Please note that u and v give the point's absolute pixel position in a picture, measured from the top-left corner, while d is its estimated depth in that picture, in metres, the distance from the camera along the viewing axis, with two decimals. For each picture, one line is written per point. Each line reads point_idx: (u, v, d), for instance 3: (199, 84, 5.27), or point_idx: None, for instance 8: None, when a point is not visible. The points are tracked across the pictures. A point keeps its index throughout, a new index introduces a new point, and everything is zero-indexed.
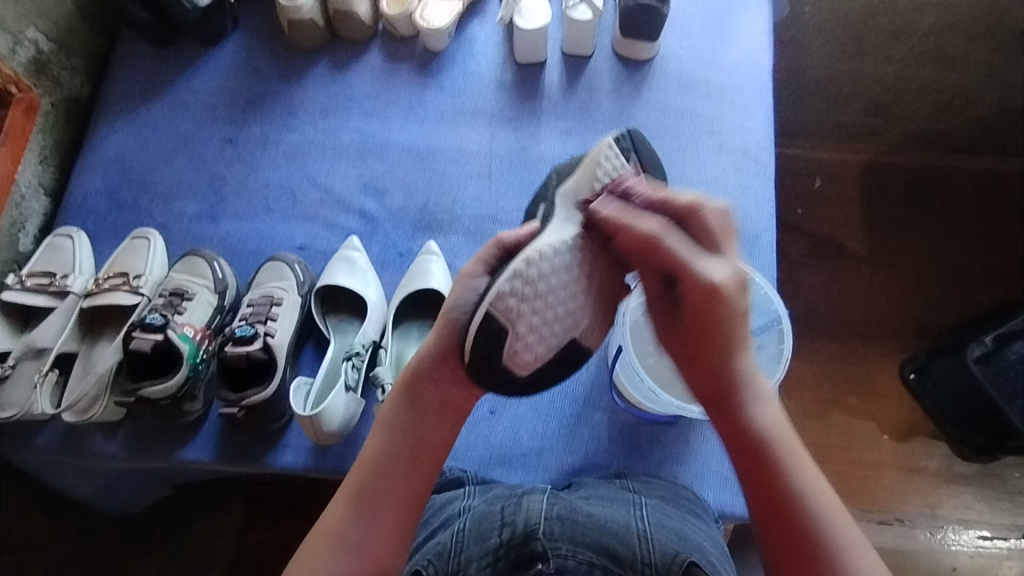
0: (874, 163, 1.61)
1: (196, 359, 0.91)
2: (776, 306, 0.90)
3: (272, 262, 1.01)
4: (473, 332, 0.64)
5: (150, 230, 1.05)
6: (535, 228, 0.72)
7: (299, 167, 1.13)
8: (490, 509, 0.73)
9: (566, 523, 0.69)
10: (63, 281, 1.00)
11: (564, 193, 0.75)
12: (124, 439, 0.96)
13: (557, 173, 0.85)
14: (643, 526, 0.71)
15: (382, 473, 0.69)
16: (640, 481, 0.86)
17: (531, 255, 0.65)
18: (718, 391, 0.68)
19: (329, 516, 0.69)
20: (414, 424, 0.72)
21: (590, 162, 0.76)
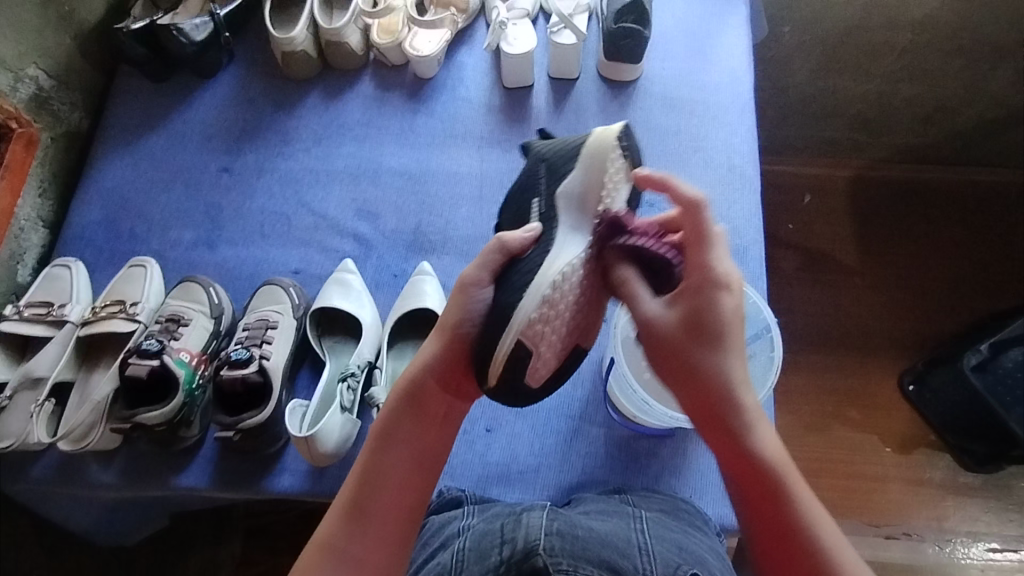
0: (861, 177, 1.64)
1: (192, 384, 0.92)
2: (765, 315, 0.92)
3: (268, 287, 1.02)
4: (498, 356, 0.65)
5: (147, 258, 1.07)
6: (535, 228, 0.73)
7: (294, 192, 1.15)
8: (490, 527, 0.72)
9: (566, 538, 0.66)
10: (60, 310, 1.01)
11: (565, 193, 0.75)
12: (120, 468, 0.95)
13: (546, 161, 0.80)
14: (644, 539, 0.71)
15: (379, 484, 0.69)
16: (640, 496, 0.86)
17: (556, 279, 0.67)
18: (714, 404, 0.67)
19: (326, 525, 0.69)
20: (418, 435, 0.72)
21: (595, 158, 0.75)
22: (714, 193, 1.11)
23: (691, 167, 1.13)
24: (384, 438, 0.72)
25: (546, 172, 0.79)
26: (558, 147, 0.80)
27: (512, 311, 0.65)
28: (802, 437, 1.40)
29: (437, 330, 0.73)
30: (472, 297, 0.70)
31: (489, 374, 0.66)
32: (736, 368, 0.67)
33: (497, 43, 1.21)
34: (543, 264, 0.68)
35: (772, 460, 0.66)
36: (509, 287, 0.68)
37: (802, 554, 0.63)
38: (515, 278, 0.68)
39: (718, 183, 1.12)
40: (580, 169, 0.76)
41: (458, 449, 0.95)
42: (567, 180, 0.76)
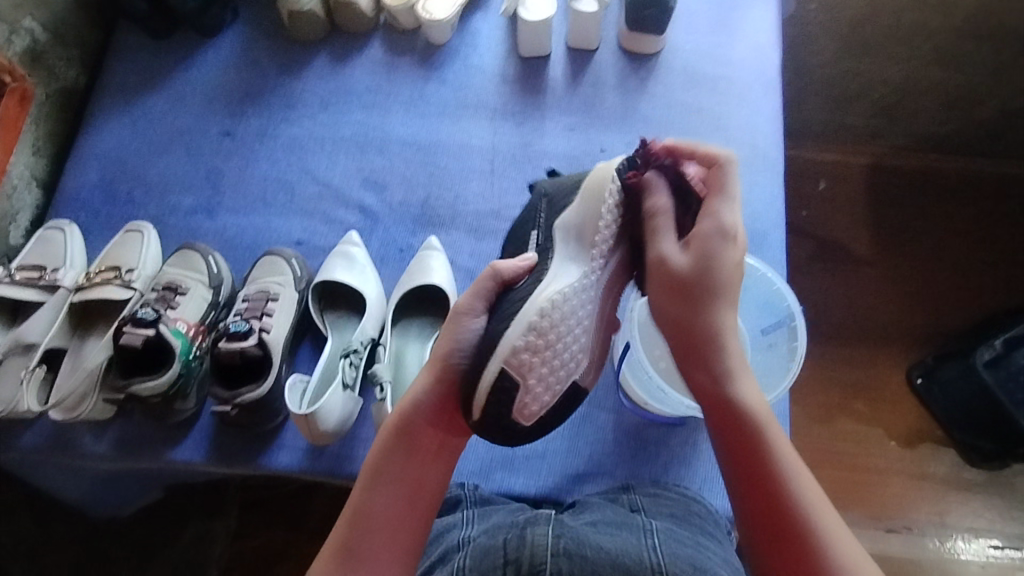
0: (881, 165, 1.58)
1: (189, 356, 0.89)
2: (789, 302, 0.89)
3: (269, 257, 0.98)
4: (481, 388, 0.61)
5: (144, 223, 1.02)
6: (532, 259, 0.70)
7: (298, 160, 1.10)
8: (492, 543, 0.69)
9: (574, 560, 0.65)
10: (54, 275, 0.97)
11: (562, 225, 0.71)
12: (113, 438, 0.93)
13: (547, 197, 0.80)
14: (656, 558, 0.67)
15: (371, 517, 0.66)
16: (648, 496, 0.83)
17: (544, 305, 0.63)
18: (703, 348, 0.66)
19: (317, 572, 0.65)
20: (410, 470, 0.69)
21: (593, 194, 0.72)
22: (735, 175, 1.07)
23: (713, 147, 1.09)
24: (375, 475, 0.68)
25: (546, 207, 0.79)
26: (561, 184, 0.80)
27: (497, 340, 0.62)
28: (807, 427, 1.38)
29: (428, 365, 0.70)
30: (461, 327, 0.68)
31: (473, 407, 0.62)
32: (729, 318, 0.67)
33: (514, 9, 1.15)
34: (529, 295, 0.65)
35: (755, 409, 0.65)
36: (498, 317, 0.65)
37: (781, 508, 0.61)
38: (504, 308, 0.66)
39: (740, 164, 1.07)
40: (579, 202, 0.72)
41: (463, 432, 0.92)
42: (566, 213, 0.72)
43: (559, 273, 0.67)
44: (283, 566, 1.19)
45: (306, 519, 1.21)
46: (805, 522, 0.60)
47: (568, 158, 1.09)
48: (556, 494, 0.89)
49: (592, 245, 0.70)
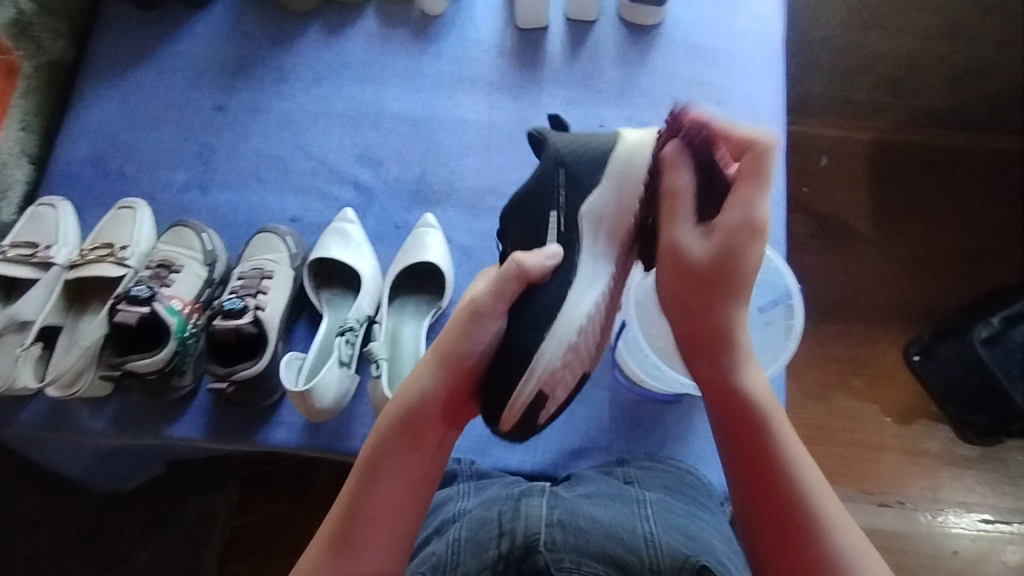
0: (884, 141, 1.56)
1: (184, 333, 0.88)
2: (788, 280, 0.88)
3: (263, 235, 0.98)
4: (514, 404, 0.63)
5: (136, 200, 1.02)
6: (559, 256, 0.68)
7: (292, 135, 1.09)
8: (488, 514, 0.71)
9: (568, 530, 0.67)
10: (47, 252, 0.96)
11: (590, 212, 0.70)
12: (111, 415, 0.93)
13: (567, 167, 0.71)
14: (649, 529, 0.69)
15: (369, 508, 0.66)
16: (642, 468, 0.84)
17: (579, 323, 0.65)
18: (714, 346, 0.67)
19: (316, 555, 0.66)
20: (413, 462, 0.68)
21: (621, 175, 0.70)
22: None
23: None
24: (374, 468, 0.67)
25: (565, 181, 0.71)
26: (582, 152, 0.72)
27: (533, 355, 0.63)
28: (803, 404, 1.39)
29: (436, 354, 0.68)
30: (479, 326, 0.65)
31: (505, 420, 0.64)
32: (742, 310, 0.67)
33: None
34: (563, 304, 0.65)
35: (762, 406, 0.67)
36: (528, 325, 0.65)
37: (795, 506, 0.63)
38: (533, 314, 0.65)
39: None
40: (611, 189, 0.70)
41: None
42: (593, 200, 0.70)
43: (587, 274, 0.68)
44: (283, 539, 1.21)
45: (306, 493, 1.23)
46: (808, 514, 0.62)
47: None
48: (552, 470, 0.90)
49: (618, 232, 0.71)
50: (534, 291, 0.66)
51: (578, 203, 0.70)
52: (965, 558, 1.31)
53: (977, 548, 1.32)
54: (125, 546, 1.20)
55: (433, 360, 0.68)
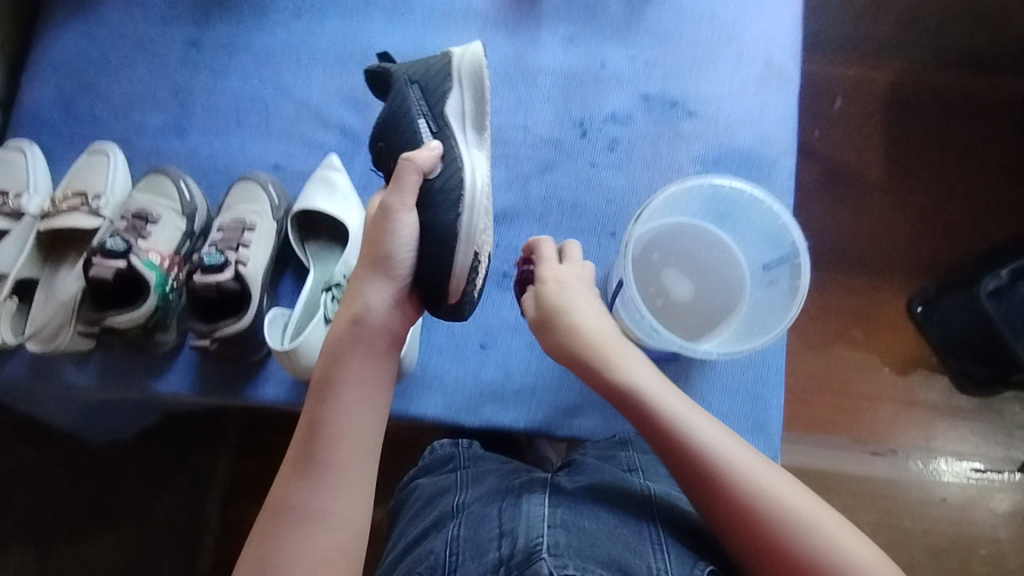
0: (904, 82, 1.47)
1: (164, 289, 0.85)
2: (795, 238, 0.82)
3: (244, 183, 0.93)
4: (456, 273, 0.68)
5: (108, 144, 0.96)
6: (440, 146, 0.71)
7: (272, 75, 1.02)
8: (487, 513, 0.69)
9: (572, 530, 0.65)
10: (17, 201, 0.92)
11: (453, 114, 0.74)
12: (96, 368, 0.91)
13: (417, 82, 0.76)
14: (654, 530, 0.69)
15: (333, 424, 0.66)
16: (647, 453, 0.82)
17: (487, 192, 0.71)
18: (582, 363, 0.76)
19: (280, 484, 0.65)
20: (364, 372, 0.69)
21: (469, 79, 0.76)
22: (745, 94, 0.99)
23: (723, 63, 1.00)
24: (327, 382, 0.68)
25: (420, 93, 0.75)
26: (429, 68, 0.76)
27: (454, 229, 0.67)
28: (803, 354, 1.37)
29: (371, 266, 0.69)
30: (395, 223, 0.67)
31: (450, 292, 0.69)
32: (587, 323, 0.78)
33: None
34: (460, 184, 0.69)
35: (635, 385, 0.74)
36: (440, 207, 0.68)
37: (711, 481, 0.67)
38: (437, 196, 0.69)
39: (752, 82, 0.99)
40: (463, 89, 0.76)
41: (450, 366, 0.90)
42: (454, 100, 0.75)
43: (477, 159, 0.73)
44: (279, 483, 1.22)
45: None
46: (711, 460, 0.67)
47: (566, 74, 1.01)
48: (544, 427, 0.89)
49: (483, 126, 0.77)
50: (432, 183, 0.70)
51: (440, 106, 0.74)
52: (953, 504, 1.32)
53: (966, 496, 1.33)
54: (122, 492, 1.21)
55: (366, 270, 0.69)
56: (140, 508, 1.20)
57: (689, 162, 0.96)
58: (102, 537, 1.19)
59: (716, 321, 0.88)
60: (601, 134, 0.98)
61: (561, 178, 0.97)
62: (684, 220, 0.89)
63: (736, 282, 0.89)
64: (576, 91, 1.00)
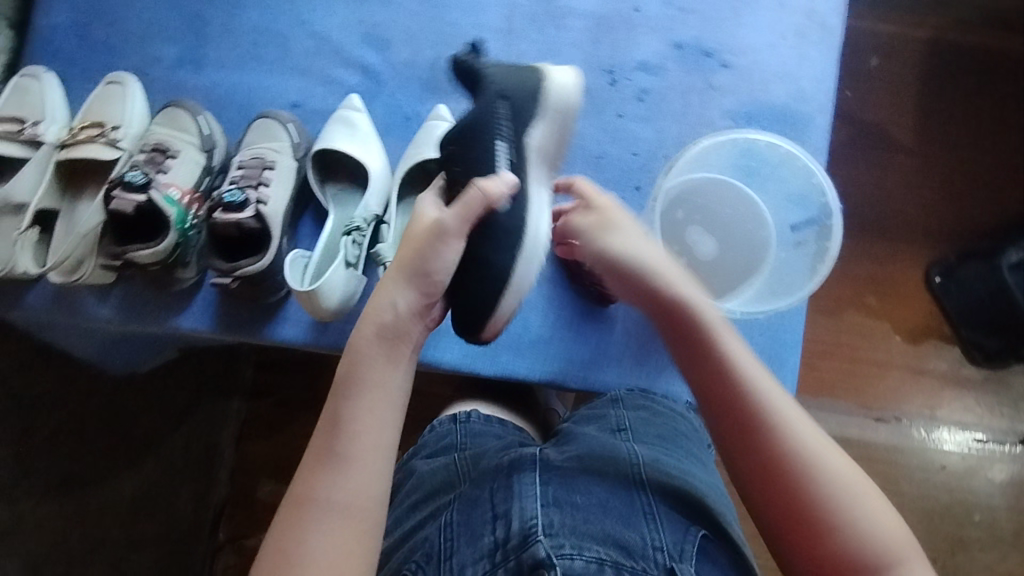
0: (945, 41, 1.41)
1: (185, 225, 0.84)
2: (827, 199, 0.82)
3: (263, 120, 0.91)
4: (501, 313, 0.72)
5: (124, 74, 0.94)
6: (517, 182, 0.71)
7: (291, 8, 0.98)
8: (478, 493, 0.69)
9: (565, 510, 0.66)
10: (35, 129, 0.90)
11: (532, 147, 0.76)
12: (117, 301, 0.91)
13: (507, 100, 0.76)
14: (649, 499, 0.69)
15: (355, 421, 0.65)
16: (636, 412, 0.82)
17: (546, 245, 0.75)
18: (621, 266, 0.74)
19: (301, 479, 0.64)
20: (383, 369, 0.67)
21: (556, 118, 0.78)
22: (784, 46, 0.94)
23: (763, 11, 0.95)
24: (351, 378, 0.67)
25: (507, 112, 0.76)
26: (521, 89, 0.77)
27: (509, 274, 0.71)
28: (815, 319, 1.36)
29: (403, 273, 0.68)
30: (444, 244, 0.67)
31: (489, 329, 0.73)
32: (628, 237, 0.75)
33: None
34: (526, 225, 0.72)
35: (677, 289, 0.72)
36: (503, 247, 0.71)
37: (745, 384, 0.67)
38: (501, 231, 0.71)
39: (792, 33, 0.94)
40: (551, 127, 0.77)
41: None
42: (538, 133, 0.76)
43: (540, 201, 0.76)
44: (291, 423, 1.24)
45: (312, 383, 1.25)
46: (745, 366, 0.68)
47: (597, 18, 0.96)
48: (559, 379, 0.89)
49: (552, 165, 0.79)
50: (497, 212, 0.70)
51: (521, 137, 0.76)
52: (953, 473, 1.34)
53: (965, 464, 1.34)
54: (140, 424, 1.24)
55: (399, 275, 0.68)
56: (157, 440, 1.23)
57: (720, 116, 0.93)
58: (115, 462, 1.21)
59: (737, 280, 0.87)
60: (630, 83, 0.95)
61: (587, 128, 0.94)
62: (713, 175, 0.87)
63: (760, 242, 0.86)
64: (607, 37, 0.96)
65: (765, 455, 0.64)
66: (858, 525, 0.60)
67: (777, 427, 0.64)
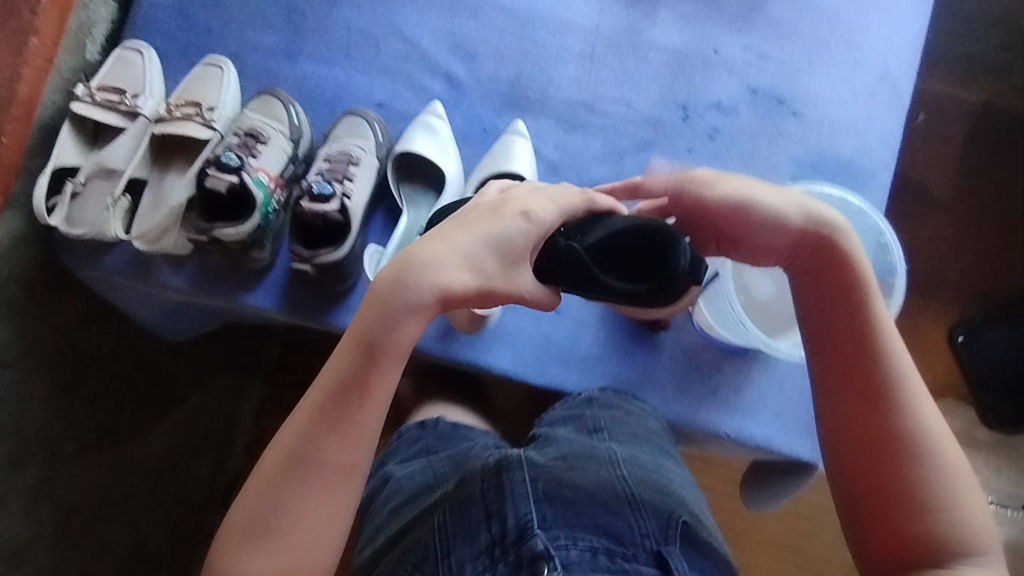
0: (995, 108, 1.44)
1: (268, 209, 0.88)
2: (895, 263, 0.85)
3: (350, 118, 0.95)
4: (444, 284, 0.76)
5: (223, 59, 0.98)
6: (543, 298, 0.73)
7: (385, 12, 1.02)
8: (465, 492, 0.71)
9: (557, 504, 0.68)
10: (134, 101, 0.94)
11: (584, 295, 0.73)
12: (190, 273, 0.95)
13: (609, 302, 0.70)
14: (631, 489, 0.71)
15: (361, 398, 0.66)
16: (609, 412, 0.85)
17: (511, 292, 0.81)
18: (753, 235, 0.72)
19: (287, 433, 0.66)
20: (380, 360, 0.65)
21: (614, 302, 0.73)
22: (856, 101, 0.98)
23: (838, 65, 0.98)
24: (371, 352, 0.65)
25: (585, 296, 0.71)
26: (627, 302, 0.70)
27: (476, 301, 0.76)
28: None
29: (469, 264, 0.64)
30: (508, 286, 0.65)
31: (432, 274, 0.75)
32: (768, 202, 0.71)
33: None
34: None
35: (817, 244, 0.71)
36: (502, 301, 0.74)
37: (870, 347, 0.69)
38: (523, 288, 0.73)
39: (863, 90, 0.98)
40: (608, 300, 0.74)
41: (524, 326, 0.93)
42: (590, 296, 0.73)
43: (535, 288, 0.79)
44: None
45: None
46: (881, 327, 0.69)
47: (676, 54, 1.00)
48: None
49: None
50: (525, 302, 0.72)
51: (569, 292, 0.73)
52: None
53: None
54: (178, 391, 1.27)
55: (462, 268, 0.63)
56: (182, 396, 1.27)
57: (785, 162, 0.97)
58: (137, 414, 1.21)
59: None
60: (702, 121, 0.99)
61: (657, 159, 0.98)
62: None
63: None
64: (685, 74, 0.99)
65: (885, 422, 0.66)
66: (954, 514, 0.62)
67: (905, 399, 0.66)
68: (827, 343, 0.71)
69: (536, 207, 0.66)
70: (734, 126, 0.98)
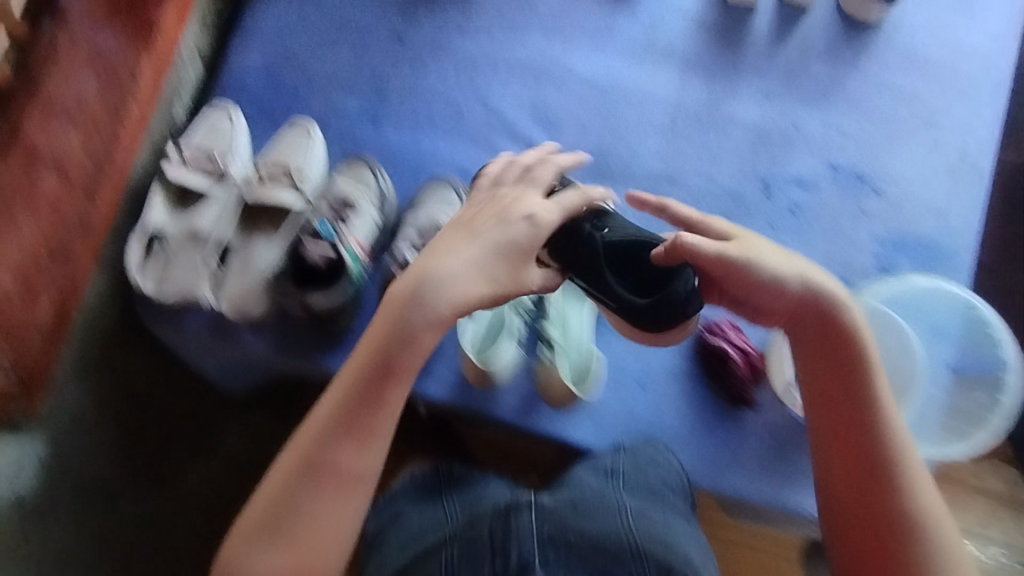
0: None
1: (360, 277, 0.89)
2: (1006, 353, 0.85)
3: (437, 186, 0.96)
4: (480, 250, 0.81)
5: (310, 123, 0.99)
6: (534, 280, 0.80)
7: (469, 80, 1.03)
8: (476, 531, 0.75)
9: (558, 546, 0.74)
10: (223, 164, 0.95)
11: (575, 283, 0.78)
12: (272, 336, 0.94)
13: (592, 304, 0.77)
14: (634, 541, 0.75)
15: (376, 407, 0.72)
16: (632, 457, 0.83)
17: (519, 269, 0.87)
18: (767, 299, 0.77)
19: (299, 442, 0.72)
20: (394, 371, 0.72)
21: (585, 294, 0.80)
22: (936, 181, 0.99)
23: (917, 145, 1.00)
24: (387, 366, 0.72)
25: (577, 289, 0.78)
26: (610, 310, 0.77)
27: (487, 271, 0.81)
28: None
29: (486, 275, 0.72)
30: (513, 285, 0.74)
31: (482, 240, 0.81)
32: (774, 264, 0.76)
33: None
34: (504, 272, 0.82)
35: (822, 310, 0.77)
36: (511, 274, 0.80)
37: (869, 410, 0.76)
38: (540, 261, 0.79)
39: (943, 170, 0.99)
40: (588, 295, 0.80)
41: (610, 401, 0.93)
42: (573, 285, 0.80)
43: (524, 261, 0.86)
44: None
45: None
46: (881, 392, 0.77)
47: (757, 130, 1.01)
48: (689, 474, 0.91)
49: None
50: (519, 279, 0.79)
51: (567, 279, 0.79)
52: None
53: None
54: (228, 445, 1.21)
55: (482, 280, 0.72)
56: (216, 433, 1.20)
57: (867, 240, 0.97)
58: (169, 454, 1.14)
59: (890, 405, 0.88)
60: (784, 197, 0.99)
61: None
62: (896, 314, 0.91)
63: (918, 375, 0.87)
64: (766, 149, 1.01)
65: (890, 484, 0.74)
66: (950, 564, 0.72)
67: (901, 460, 0.75)
68: (823, 421, 0.78)
69: (536, 208, 0.75)
70: (813, 200, 0.99)
